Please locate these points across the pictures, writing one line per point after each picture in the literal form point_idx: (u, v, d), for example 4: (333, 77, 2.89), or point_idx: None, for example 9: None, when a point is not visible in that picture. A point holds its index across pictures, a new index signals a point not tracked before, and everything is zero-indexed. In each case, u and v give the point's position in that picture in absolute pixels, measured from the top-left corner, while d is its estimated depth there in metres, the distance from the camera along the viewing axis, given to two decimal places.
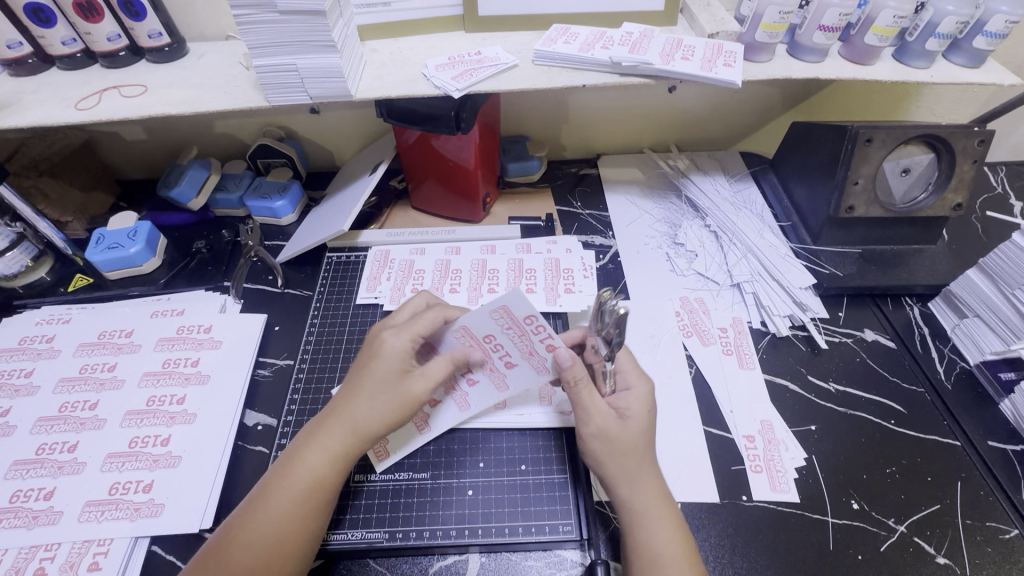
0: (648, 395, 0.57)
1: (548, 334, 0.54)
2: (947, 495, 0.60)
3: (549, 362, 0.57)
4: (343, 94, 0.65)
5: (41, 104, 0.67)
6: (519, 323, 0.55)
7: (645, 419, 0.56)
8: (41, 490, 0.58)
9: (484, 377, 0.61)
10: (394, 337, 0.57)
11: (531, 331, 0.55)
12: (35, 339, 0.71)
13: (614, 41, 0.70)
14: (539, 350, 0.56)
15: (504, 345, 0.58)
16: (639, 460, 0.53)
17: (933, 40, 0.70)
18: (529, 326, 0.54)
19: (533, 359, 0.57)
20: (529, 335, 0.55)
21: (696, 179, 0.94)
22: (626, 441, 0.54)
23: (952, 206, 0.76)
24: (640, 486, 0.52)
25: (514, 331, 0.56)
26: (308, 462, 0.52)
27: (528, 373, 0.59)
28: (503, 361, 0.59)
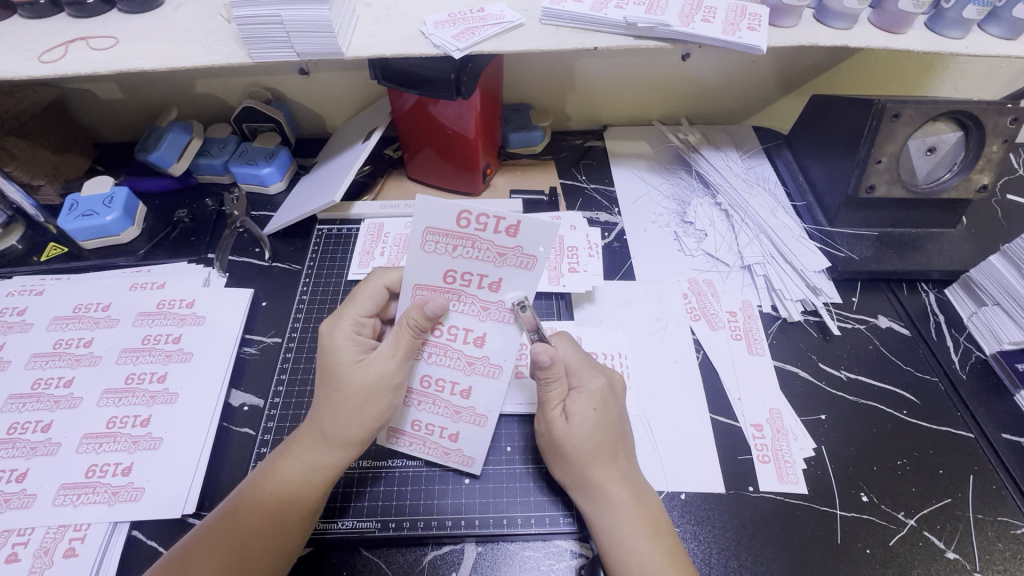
0: (601, 390, 0.53)
1: (479, 209, 0.45)
2: (958, 489, 0.58)
3: (522, 239, 0.46)
4: (334, 51, 0.60)
5: (1, 55, 0.61)
6: (454, 233, 0.47)
7: (595, 418, 0.52)
8: (13, 471, 0.55)
9: (493, 323, 0.51)
10: (340, 329, 0.54)
11: (473, 228, 0.46)
12: (5, 311, 0.67)
13: (628, 0, 0.65)
14: (500, 238, 0.46)
15: (472, 270, 0.49)
16: (594, 466, 0.51)
17: (972, 7, 0.65)
18: (469, 222, 0.46)
19: (507, 256, 0.47)
20: (476, 237, 0.47)
21: (707, 154, 0.90)
22: (574, 446, 0.51)
23: (977, 188, 0.73)
24: (596, 492, 0.50)
25: (461, 246, 0.48)
26: (283, 475, 0.50)
27: (515, 274, 0.48)
28: (488, 285, 0.49)
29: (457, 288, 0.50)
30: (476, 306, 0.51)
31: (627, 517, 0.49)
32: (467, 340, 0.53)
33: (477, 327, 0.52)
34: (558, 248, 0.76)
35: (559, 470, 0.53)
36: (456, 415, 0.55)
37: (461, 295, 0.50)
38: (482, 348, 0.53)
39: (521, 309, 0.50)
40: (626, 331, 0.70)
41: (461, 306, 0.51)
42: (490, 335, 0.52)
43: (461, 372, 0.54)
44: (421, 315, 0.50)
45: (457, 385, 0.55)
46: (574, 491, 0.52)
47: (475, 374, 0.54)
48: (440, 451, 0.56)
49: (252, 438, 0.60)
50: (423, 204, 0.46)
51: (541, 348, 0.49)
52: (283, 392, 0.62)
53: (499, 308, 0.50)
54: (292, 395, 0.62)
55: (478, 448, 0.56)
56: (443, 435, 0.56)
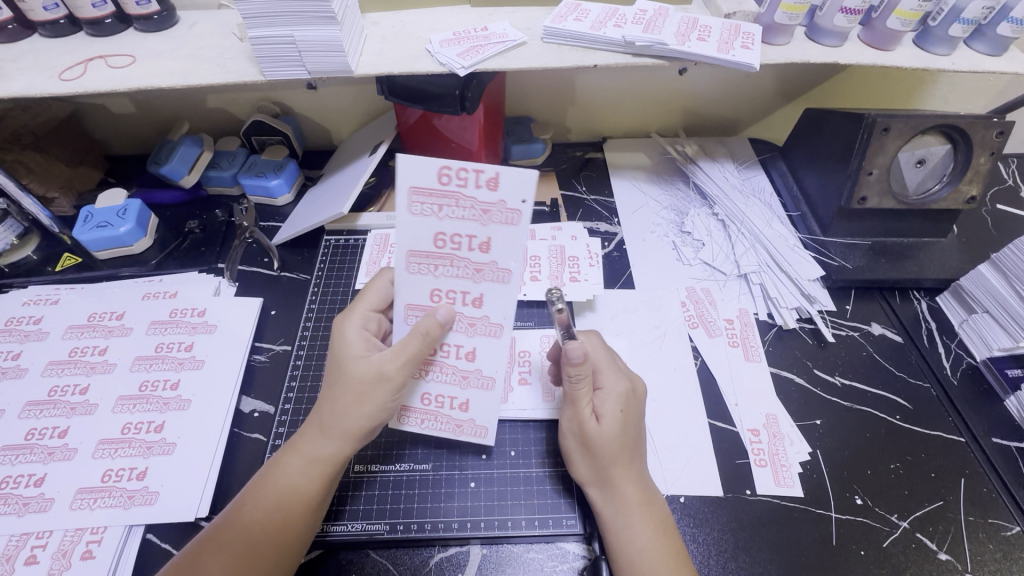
0: (625, 393, 0.55)
1: (458, 163, 0.46)
2: (950, 492, 0.60)
3: (504, 192, 0.47)
4: (344, 69, 0.62)
5: (23, 73, 0.63)
6: (438, 191, 0.48)
7: (622, 419, 0.53)
8: (31, 476, 0.56)
9: (487, 284, 0.51)
10: (351, 321, 0.56)
11: (455, 184, 0.47)
12: (22, 320, 0.69)
13: (626, 19, 0.67)
14: (482, 194, 0.47)
15: (460, 231, 0.49)
16: (618, 464, 0.52)
17: (957, 25, 0.67)
18: (451, 178, 0.47)
19: (493, 213, 0.48)
20: (459, 194, 0.48)
21: (705, 165, 0.92)
22: (601, 444, 0.52)
23: (967, 199, 0.75)
24: (616, 490, 0.52)
25: (445, 205, 0.48)
26: (285, 470, 0.51)
27: (503, 230, 0.49)
28: (478, 246, 0.49)
29: (449, 251, 0.50)
30: (469, 269, 0.50)
31: (639, 516, 0.51)
32: (465, 302, 0.52)
33: (473, 289, 0.51)
34: (559, 258, 0.78)
35: (581, 465, 0.54)
36: (464, 379, 0.55)
37: (453, 259, 0.50)
38: (481, 308, 0.52)
39: (513, 264, 0.49)
40: (626, 338, 0.71)
41: (454, 270, 0.51)
42: (488, 296, 0.51)
43: (464, 335, 0.53)
44: (432, 324, 0.51)
45: (456, 400, 0.56)
46: (592, 488, 0.53)
47: (478, 335, 0.53)
48: (452, 425, 0.56)
49: (262, 444, 0.61)
50: (403, 161, 0.47)
51: (574, 346, 0.51)
52: (292, 398, 0.64)
53: (490, 266, 0.50)
54: (301, 402, 0.64)
55: (488, 413, 0.56)
56: (454, 406, 0.56)
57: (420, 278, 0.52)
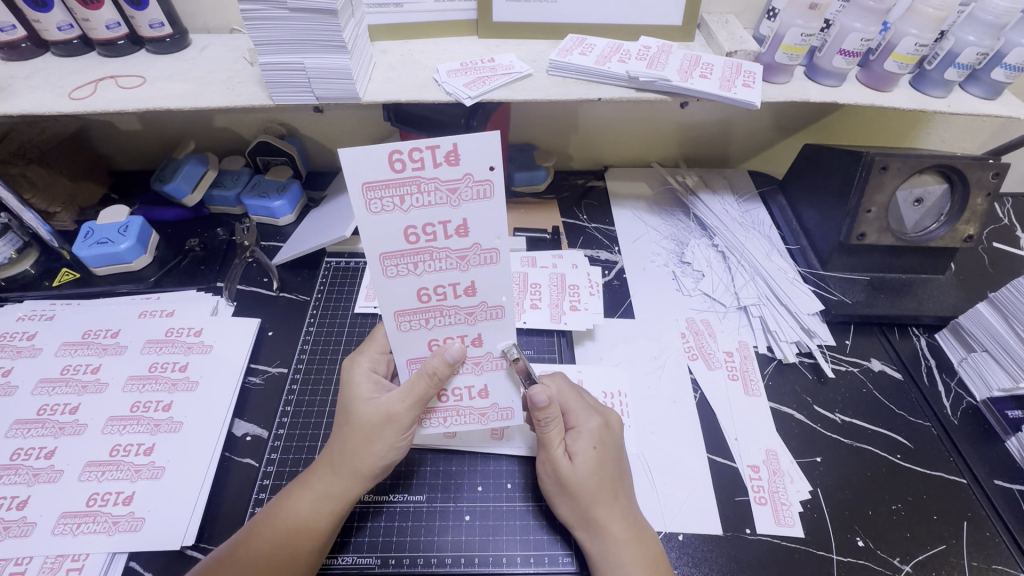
0: (599, 428, 0.55)
1: (409, 143, 0.39)
2: (953, 535, 0.59)
3: (467, 164, 0.41)
4: (351, 96, 0.63)
5: (32, 91, 0.64)
6: (395, 181, 0.41)
7: (596, 457, 0.53)
8: (14, 499, 0.55)
9: (477, 269, 0.46)
10: (359, 364, 0.56)
11: (411, 168, 0.41)
12: (15, 336, 0.68)
13: (630, 55, 0.69)
14: (444, 172, 0.41)
15: (433, 219, 0.43)
16: (598, 503, 0.51)
17: (953, 70, 0.69)
18: (405, 163, 0.40)
19: (461, 190, 0.42)
20: (418, 177, 0.41)
21: (705, 197, 0.93)
22: (578, 483, 0.51)
23: (964, 238, 0.75)
24: (602, 530, 0.51)
25: (408, 194, 0.42)
26: (296, 506, 0.50)
27: (478, 209, 0.43)
28: (455, 232, 0.44)
29: (425, 244, 0.44)
30: (452, 257, 0.45)
31: (629, 554, 0.49)
32: (458, 294, 0.47)
33: (463, 279, 0.47)
34: (560, 286, 0.78)
35: (563, 507, 0.53)
36: (477, 366, 0.52)
37: (432, 253, 0.45)
38: (477, 295, 0.48)
39: (498, 242, 0.45)
40: (625, 369, 0.71)
41: (436, 263, 0.45)
42: (480, 281, 0.47)
43: (465, 324, 0.50)
44: (441, 364, 0.49)
45: (474, 389, 0.53)
46: (578, 530, 0.52)
47: (479, 322, 0.49)
48: (476, 415, 0.55)
49: (254, 469, 0.60)
50: (346, 156, 0.39)
51: (539, 390, 0.51)
52: (286, 423, 0.63)
53: (474, 253, 0.45)
54: (295, 427, 0.63)
55: (509, 394, 0.54)
56: (473, 396, 0.54)
57: (401, 281, 0.46)
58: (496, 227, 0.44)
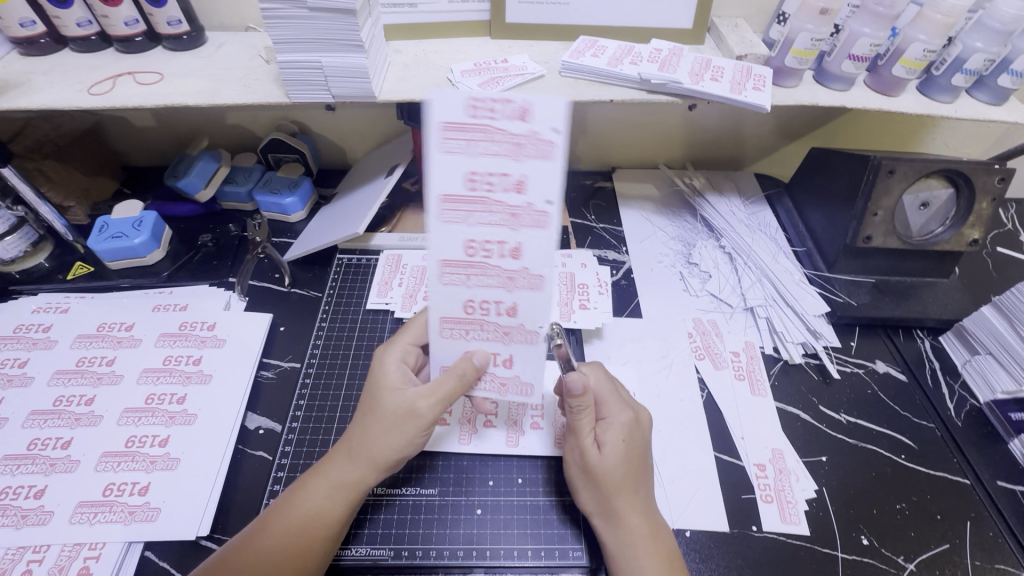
0: (629, 422, 0.55)
1: (490, 91, 0.36)
2: (956, 535, 0.60)
3: (538, 121, 0.38)
4: (367, 95, 0.64)
5: (51, 87, 0.65)
6: (467, 126, 0.38)
7: (624, 449, 0.53)
8: (32, 488, 0.56)
9: (527, 231, 0.41)
10: (390, 353, 0.56)
11: (485, 116, 0.37)
12: (30, 328, 0.69)
13: (642, 57, 0.70)
14: (512, 126, 0.38)
15: (490, 239, 0.42)
16: (621, 495, 0.52)
17: (960, 75, 0.70)
18: (481, 109, 0.37)
19: (527, 146, 0.38)
20: (488, 126, 0.38)
21: (712, 199, 0.94)
22: (604, 473, 0.52)
23: (969, 242, 0.76)
24: (620, 521, 0.51)
25: (478, 140, 0.38)
26: (310, 495, 0.51)
27: (540, 171, 0.39)
28: (514, 190, 0.39)
29: (481, 197, 0.40)
30: (503, 215, 0.41)
31: (644, 548, 0.50)
32: (502, 255, 0.42)
33: (511, 239, 0.42)
34: (569, 284, 0.79)
35: (585, 496, 0.54)
36: (507, 334, 0.47)
37: (486, 205, 0.40)
38: (519, 260, 0.42)
39: (553, 208, 0.40)
40: (634, 368, 0.72)
41: (487, 218, 0.41)
42: (523, 305, 0.45)
43: (500, 290, 0.44)
44: (468, 366, 0.49)
45: (500, 356, 0.49)
46: (596, 519, 0.53)
47: (516, 290, 0.44)
48: (500, 386, 0.51)
49: (267, 462, 0.61)
50: (432, 91, 0.37)
51: (576, 378, 0.51)
52: (299, 417, 0.64)
53: (528, 216, 0.40)
54: (308, 421, 0.64)
55: (539, 365, 0.49)
56: (500, 362, 0.50)
57: (451, 289, 0.45)
58: (556, 194, 0.39)
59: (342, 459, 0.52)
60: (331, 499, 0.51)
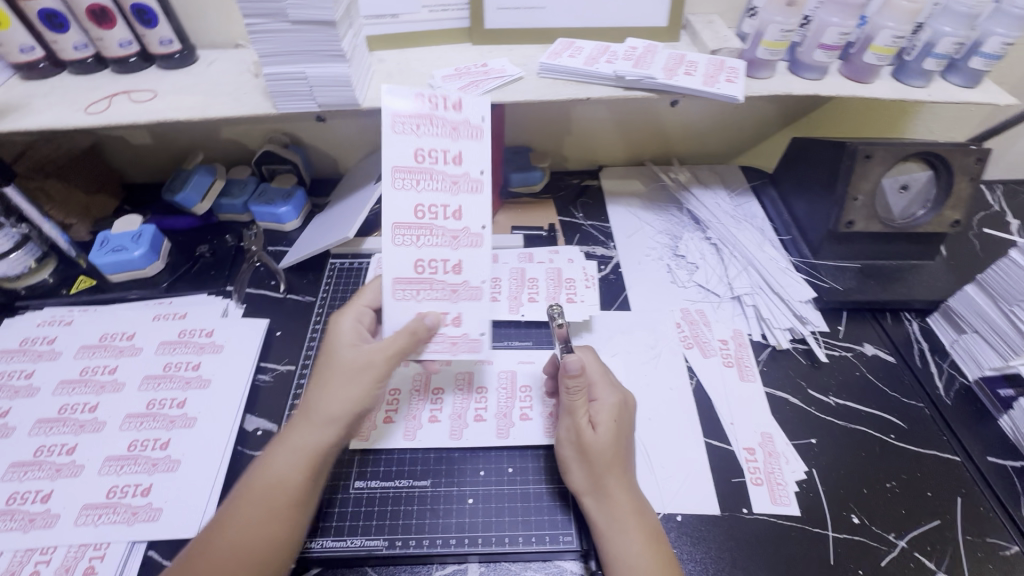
0: (618, 405, 0.57)
1: (430, 91, 0.53)
2: (947, 510, 0.60)
3: (467, 113, 0.54)
4: (351, 102, 0.66)
5: (50, 108, 0.67)
6: (417, 113, 0.53)
7: (615, 429, 0.55)
8: (38, 493, 0.57)
9: (465, 195, 0.55)
10: (345, 317, 0.59)
11: (428, 107, 0.53)
12: (36, 341, 0.71)
13: (617, 56, 0.72)
14: (451, 116, 0.54)
15: (436, 201, 0.54)
16: (609, 474, 0.53)
17: (931, 59, 0.71)
18: (424, 103, 0.53)
19: (460, 129, 0.54)
20: (432, 114, 0.53)
21: (697, 193, 0.95)
22: (597, 452, 0.53)
23: (951, 223, 0.77)
24: (609, 498, 0.52)
25: (423, 124, 0.53)
26: (275, 461, 0.51)
27: (470, 147, 0.54)
28: (451, 161, 0.54)
29: (426, 166, 0.54)
30: (447, 183, 0.54)
31: (632, 525, 0.51)
32: (446, 216, 0.54)
33: (452, 202, 0.54)
34: (556, 279, 0.80)
35: (576, 474, 0.55)
36: (454, 292, 0.55)
37: (431, 174, 0.54)
38: (462, 220, 0.55)
39: (484, 177, 0.55)
40: (623, 358, 0.73)
41: (433, 185, 0.54)
42: (467, 261, 0.55)
43: (448, 248, 0.55)
44: (420, 326, 0.54)
45: (448, 314, 0.56)
46: (586, 498, 0.54)
47: (461, 248, 0.55)
48: (448, 343, 0.56)
49: None
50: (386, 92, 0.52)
51: (573, 358, 0.54)
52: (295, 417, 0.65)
53: (461, 180, 0.54)
54: None
55: (482, 321, 0.56)
56: (448, 321, 0.56)
57: (403, 250, 0.54)
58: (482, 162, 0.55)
59: (298, 427, 0.51)
60: (293, 465, 0.51)
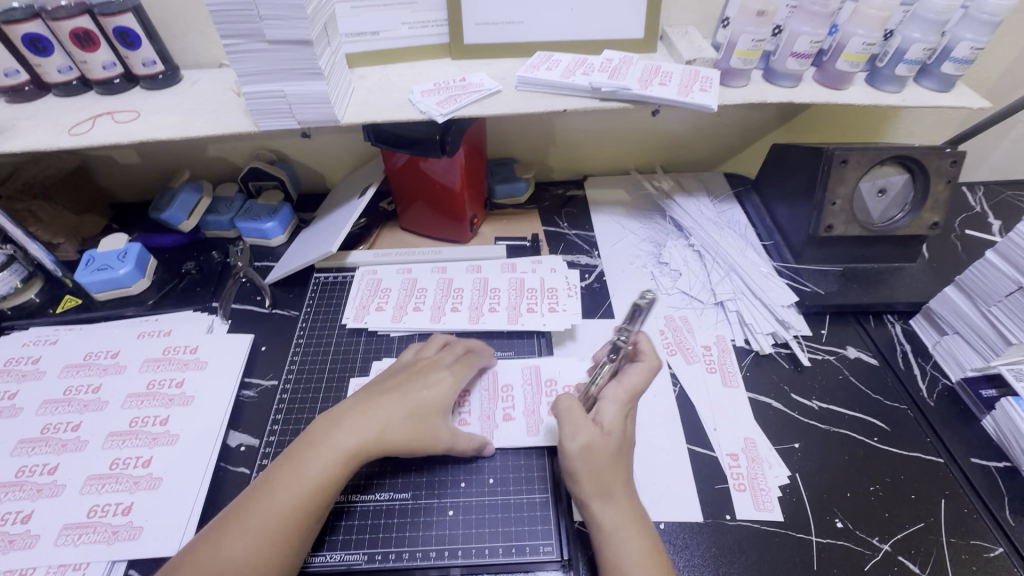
0: (625, 408, 0.59)
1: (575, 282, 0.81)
2: (931, 513, 0.60)
3: (569, 310, 0.77)
4: (331, 119, 0.67)
5: (35, 130, 0.68)
6: (550, 292, 0.79)
7: (621, 431, 0.57)
8: (19, 513, 0.57)
9: (469, 313, 0.77)
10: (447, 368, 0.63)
11: (565, 288, 0.80)
12: (20, 360, 0.71)
13: (594, 68, 0.73)
14: (561, 299, 0.78)
15: (468, 296, 0.79)
16: (618, 472, 0.54)
17: (903, 65, 0.72)
18: (566, 289, 0.80)
19: (551, 307, 0.77)
20: (558, 291, 0.79)
21: (680, 200, 0.96)
22: (608, 452, 0.54)
23: (929, 225, 0.78)
24: (617, 499, 0.53)
25: (544, 294, 0.79)
26: (326, 458, 0.52)
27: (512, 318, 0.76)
28: (504, 308, 0.77)
29: (506, 295, 0.79)
30: (486, 300, 0.79)
31: (640, 522, 0.52)
32: (458, 303, 0.78)
33: (466, 309, 0.77)
34: (519, 289, 0.80)
35: (582, 478, 0.54)
36: (397, 305, 0.78)
37: (501, 294, 0.79)
38: (460, 311, 0.77)
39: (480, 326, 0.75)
40: None
41: (496, 294, 0.79)
42: (419, 314, 0.77)
43: (433, 302, 0.79)
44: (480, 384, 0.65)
45: (382, 302, 0.79)
46: (593, 501, 0.53)
47: (432, 309, 0.78)
48: (363, 303, 0.79)
49: (248, 476, 0.62)
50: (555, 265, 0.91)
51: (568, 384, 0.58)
52: (277, 430, 0.66)
53: (474, 312, 0.77)
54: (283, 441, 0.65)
55: (377, 323, 0.76)
56: (381, 302, 0.79)
57: (433, 274, 0.83)
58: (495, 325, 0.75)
59: (352, 433, 0.54)
60: (336, 465, 0.52)
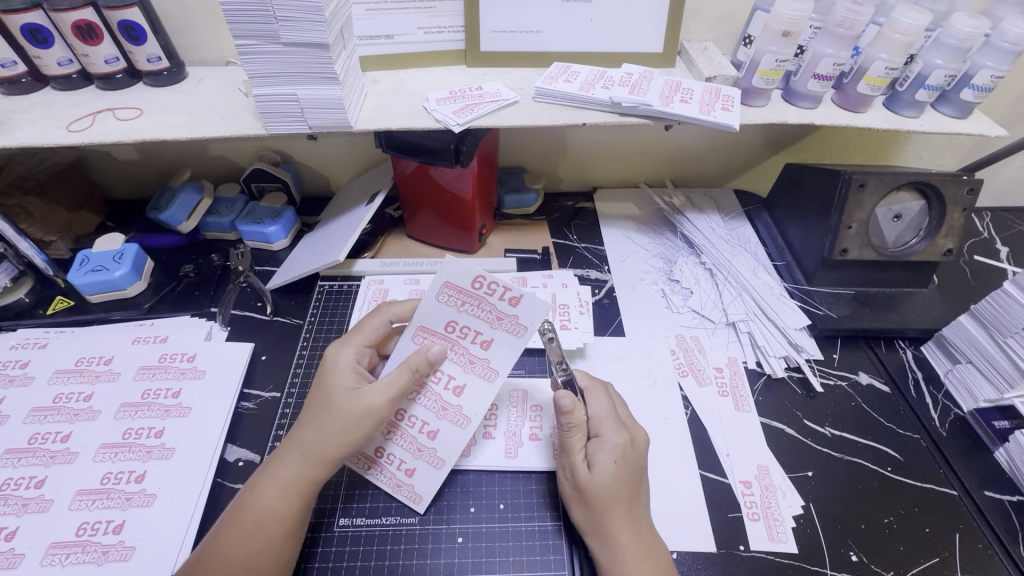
0: (623, 446, 0.54)
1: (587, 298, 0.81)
2: (946, 548, 0.59)
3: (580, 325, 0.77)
4: (343, 124, 0.65)
5: (31, 124, 0.65)
6: (562, 308, 0.79)
7: (615, 470, 0.52)
8: (2, 530, 0.54)
9: None
10: (344, 351, 0.57)
11: (576, 305, 0.79)
12: (8, 364, 0.68)
13: (613, 81, 0.71)
14: (575, 315, 0.78)
15: None
16: (611, 512, 0.51)
17: (923, 91, 0.72)
18: (578, 305, 0.79)
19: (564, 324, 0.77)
20: (570, 307, 0.79)
21: (691, 216, 0.95)
22: (595, 490, 0.52)
23: (943, 252, 0.77)
24: (612, 541, 0.51)
25: (557, 310, 0.78)
26: (264, 495, 0.50)
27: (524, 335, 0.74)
28: None
29: None
30: None
31: (638, 565, 0.50)
32: None
33: None
34: None
35: (576, 511, 0.54)
36: None
37: None
38: None
39: None
40: (617, 386, 0.72)
41: None
42: None
43: None
44: (423, 361, 0.54)
45: None
46: (590, 537, 0.53)
47: None
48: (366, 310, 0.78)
49: None
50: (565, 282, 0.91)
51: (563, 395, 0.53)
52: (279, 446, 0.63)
53: None
54: None
55: None
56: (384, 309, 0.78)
57: None
58: None
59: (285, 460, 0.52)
60: (273, 491, 0.50)
